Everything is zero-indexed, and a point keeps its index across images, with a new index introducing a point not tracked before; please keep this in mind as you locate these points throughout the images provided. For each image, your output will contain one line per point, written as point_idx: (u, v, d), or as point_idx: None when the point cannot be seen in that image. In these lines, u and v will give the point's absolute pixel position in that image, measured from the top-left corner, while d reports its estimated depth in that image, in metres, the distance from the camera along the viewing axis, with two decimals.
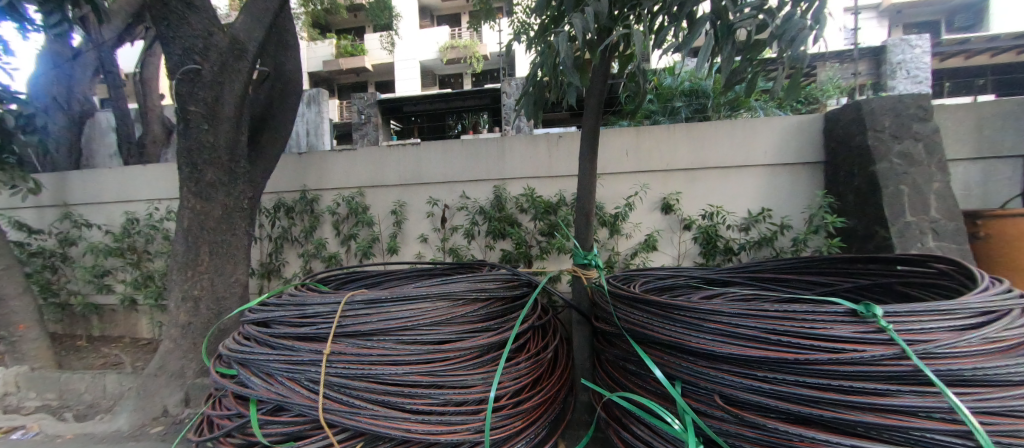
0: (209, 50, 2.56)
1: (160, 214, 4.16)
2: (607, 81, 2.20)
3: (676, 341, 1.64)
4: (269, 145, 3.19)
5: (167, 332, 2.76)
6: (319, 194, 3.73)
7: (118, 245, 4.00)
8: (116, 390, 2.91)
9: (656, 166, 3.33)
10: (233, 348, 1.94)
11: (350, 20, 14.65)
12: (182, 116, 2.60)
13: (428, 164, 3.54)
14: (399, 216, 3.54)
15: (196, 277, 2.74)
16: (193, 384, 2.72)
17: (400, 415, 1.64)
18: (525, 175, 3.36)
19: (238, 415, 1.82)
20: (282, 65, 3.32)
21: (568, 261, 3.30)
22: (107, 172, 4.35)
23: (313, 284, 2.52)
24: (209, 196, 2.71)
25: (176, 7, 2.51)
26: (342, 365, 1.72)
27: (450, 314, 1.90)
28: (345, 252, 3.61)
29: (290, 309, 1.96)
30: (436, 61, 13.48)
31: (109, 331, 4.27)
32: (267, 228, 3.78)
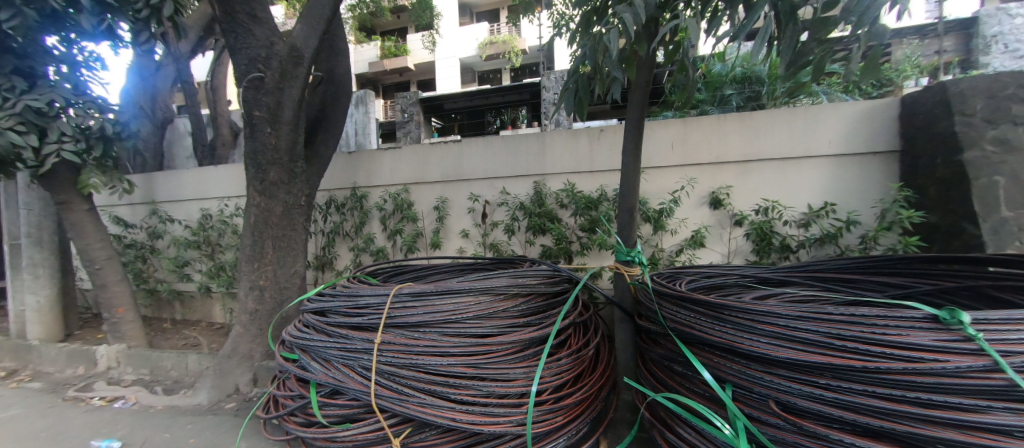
0: (271, 59, 2.76)
1: (229, 211, 4.56)
2: (653, 70, 2.11)
3: (726, 343, 1.57)
4: (323, 146, 3.39)
5: (238, 317, 3.03)
6: (368, 191, 3.92)
7: (197, 238, 4.48)
8: (196, 368, 3.26)
9: (705, 159, 3.17)
10: (295, 334, 2.10)
11: (393, 22, 15.13)
12: (249, 121, 2.83)
13: (470, 160, 3.61)
14: (442, 212, 3.64)
15: (261, 268, 2.99)
16: (260, 366, 2.99)
17: (446, 405, 1.71)
18: (566, 171, 3.32)
19: (300, 396, 1.98)
20: (334, 69, 3.50)
21: (609, 257, 3.23)
22: (186, 173, 4.83)
23: (363, 276, 2.67)
24: (272, 194, 2.93)
25: (243, 20, 2.72)
26: (392, 354, 1.81)
27: (492, 309, 1.94)
28: (391, 247, 3.79)
29: (344, 300, 2.08)
30: (476, 58, 13.62)
31: (189, 316, 4.77)
32: (321, 224, 4.03)
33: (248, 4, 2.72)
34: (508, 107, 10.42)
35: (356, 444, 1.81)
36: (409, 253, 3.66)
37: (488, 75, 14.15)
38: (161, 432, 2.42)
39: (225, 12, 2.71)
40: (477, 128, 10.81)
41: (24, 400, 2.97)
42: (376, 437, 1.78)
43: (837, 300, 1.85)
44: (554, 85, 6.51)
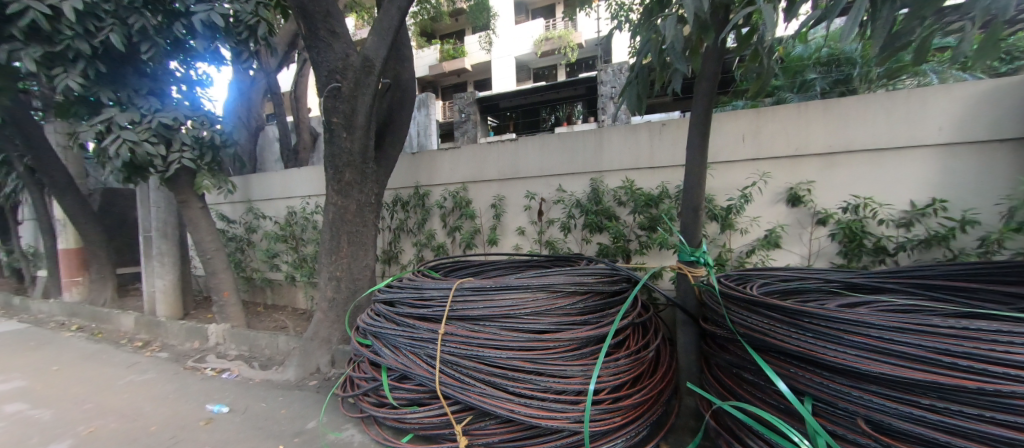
0: (347, 70, 3.01)
1: (310, 208, 5.05)
2: (723, 58, 1.96)
3: (802, 351, 1.46)
4: (391, 148, 3.63)
5: (319, 304, 3.36)
6: (430, 189, 4.13)
7: (284, 233, 5.03)
8: (285, 348, 3.67)
9: (781, 152, 2.93)
10: (369, 322, 2.30)
11: (451, 25, 15.61)
12: (328, 127, 3.11)
13: (527, 158, 3.65)
14: (499, 210, 3.74)
15: (338, 261, 3.28)
16: (337, 349, 3.29)
17: (505, 397, 1.79)
18: (624, 167, 3.24)
19: (373, 379, 2.17)
20: (400, 75, 3.73)
21: (671, 257, 3.11)
22: (275, 174, 5.42)
23: (426, 270, 2.84)
24: (347, 193, 3.21)
25: (323, 35, 2.98)
26: (455, 345, 1.92)
27: (548, 305, 1.96)
28: (451, 243, 3.96)
29: (411, 291, 2.22)
30: (531, 55, 13.64)
31: (278, 301, 5.37)
32: (388, 220, 4.33)
33: (328, 21, 2.97)
34: (564, 103, 10.31)
35: (423, 426, 1.95)
36: (467, 249, 3.82)
37: (543, 71, 14.09)
38: (259, 401, 2.77)
39: (308, 30, 3.00)
40: (532, 126, 10.83)
41: (156, 367, 3.55)
42: (441, 421, 1.90)
43: (944, 311, 1.62)
44: (611, 79, 6.30)
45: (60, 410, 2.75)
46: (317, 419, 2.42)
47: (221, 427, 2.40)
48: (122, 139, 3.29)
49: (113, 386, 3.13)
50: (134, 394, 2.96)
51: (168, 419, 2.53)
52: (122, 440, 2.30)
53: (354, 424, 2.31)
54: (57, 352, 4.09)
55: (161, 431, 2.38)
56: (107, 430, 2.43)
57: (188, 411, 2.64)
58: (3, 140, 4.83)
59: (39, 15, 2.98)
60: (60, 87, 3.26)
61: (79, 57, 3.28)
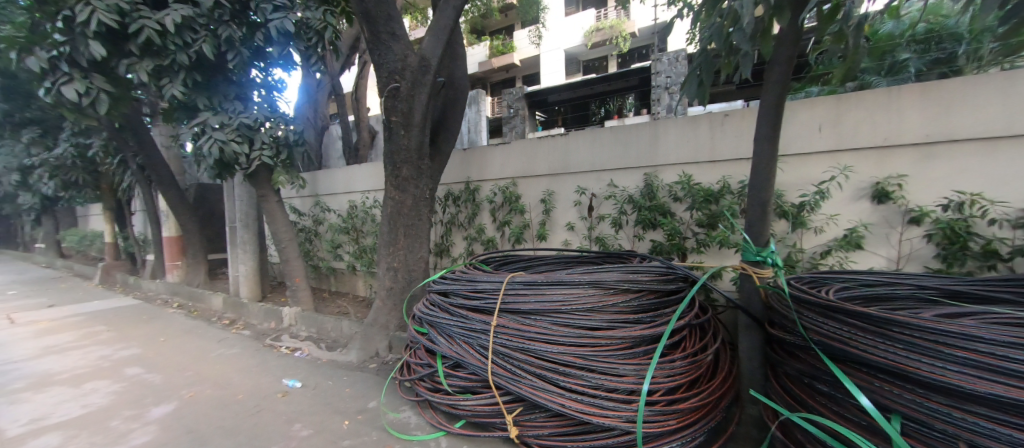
0: (405, 70, 3.15)
1: (370, 202, 5.35)
2: (800, 40, 1.79)
3: (888, 363, 1.33)
4: (444, 144, 3.75)
5: (378, 293, 3.57)
6: (480, 184, 4.21)
7: (347, 225, 5.39)
8: (348, 331, 3.95)
9: (865, 143, 2.63)
10: (424, 311, 2.41)
11: (501, 20, 15.63)
12: (387, 125, 3.27)
13: (577, 153, 3.59)
14: (548, 205, 3.73)
15: (395, 252, 3.46)
16: (394, 335, 3.48)
17: (556, 391, 1.81)
18: (681, 161, 3.08)
19: (428, 365, 2.27)
20: (454, 73, 3.81)
21: (732, 256, 2.92)
22: (339, 171, 5.79)
23: (478, 264, 2.91)
24: (404, 188, 3.36)
25: (384, 38, 3.13)
26: (506, 337, 1.97)
27: (600, 302, 1.94)
28: (500, 237, 4.02)
29: (464, 283, 2.29)
30: (581, 47, 13.33)
31: (341, 288, 5.77)
32: (441, 214, 4.48)
33: (389, 24, 3.12)
34: (615, 95, 9.93)
35: (475, 414, 2.01)
36: (516, 243, 3.86)
37: (594, 63, 13.72)
38: (326, 379, 3.01)
39: (370, 33, 3.15)
40: (582, 120, 10.58)
41: (240, 343, 3.98)
42: (492, 410, 1.95)
43: None
44: (667, 69, 5.67)
45: (166, 375, 3.18)
46: (377, 399, 2.59)
47: (295, 400, 2.64)
48: (213, 139, 3.70)
49: (207, 358, 3.56)
50: (224, 366, 3.35)
51: (252, 389, 2.84)
52: (215, 405, 2.61)
53: (410, 406, 2.44)
54: (163, 325, 4.72)
55: (246, 400, 2.67)
56: (204, 395, 2.77)
57: (268, 384, 2.94)
58: (121, 142, 5.62)
59: (149, 32, 3.42)
60: (167, 96, 3.73)
61: (178, 68, 3.71)
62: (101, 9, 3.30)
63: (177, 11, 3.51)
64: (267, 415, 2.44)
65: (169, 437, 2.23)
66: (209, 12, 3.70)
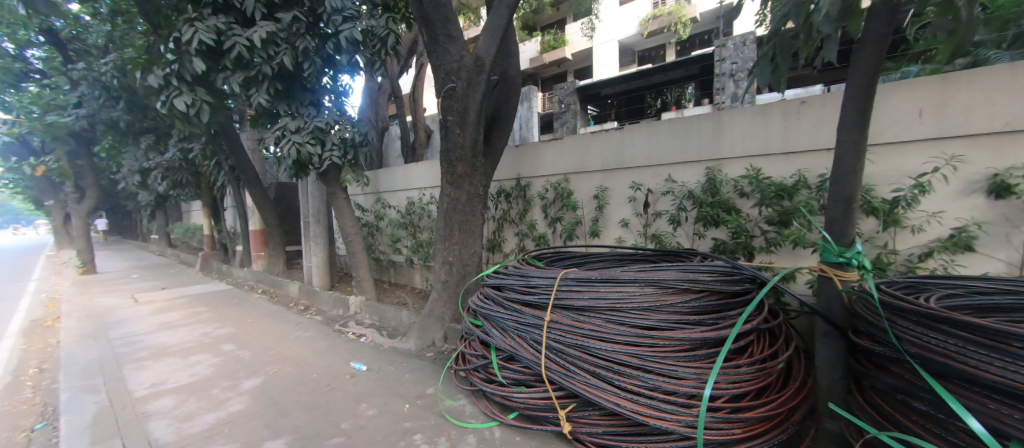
0: (461, 70, 3.24)
1: (426, 199, 5.57)
2: (897, 14, 1.58)
3: (1007, 384, 1.15)
4: (498, 141, 3.80)
5: (434, 285, 3.72)
6: (532, 181, 4.22)
7: (406, 221, 5.68)
8: (407, 321, 4.17)
9: (980, 129, 2.27)
10: (479, 304, 2.48)
11: (553, 14, 15.45)
12: (444, 124, 3.38)
13: (632, 147, 3.46)
14: (601, 201, 3.65)
15: (451, 247, 3.58)
16: (450, 327, 3.62)
17: (610, 389, 1.78)
18: (749, 154, 2.87)
19: (483, 356, 2.34)
20: (507, 70, 3.84)
21: (809, 257, 2.67)
22: (397, 169, 6.08)
23: (530, 259, 2.93)
24: (459, 185, 3.47)
25: (441, 40, 3.25)
26: (560, 333, 1.98)
27: (658, 302, 1.87)
28: (552, 234, 4.01)
29: (517, 278, 2.32)
30: (636, 37, 12.82)
31: (400, 280, 6.10)
32: (493, 211, 4.57)
33: (446, 26, 3.22)
34: (673, 85, 9.42)
35: (528, 407, 2.05)
36: (568, 240, 3.83)
37: (650, 53, 13.14)
38: (388, 364, 3.21)
39: (429, 36, 3.27)
40: (637, 113, 10.18)
41: (314, 327, 4.36)
42: (546, 404, 1.97)
43: None
44: (733, 54, 5.21)
45: (254, 353, 3.57)
46: (435, 386, 2.71)
47: (361, 382, 2.85)
48: (292, 142, 4.07)
49: (287, 339, 3.95)
50: (301, 347, 3.69)
51: (325, 370, 3.10)
52: (294, 382, 2.89)
53: (466, 394, 2.53)
54: (250, 308, 5.30)
55: (319, 379, 2.92)
56: (285, 372, 3.08)
57: (338, 366, 3.20)
58: (216, 146, 6.35)
59: (240, 48, 3.83)
60: (254, 104, 4.16)
61: (263, 78, 4.11)
62: (203, 30, 3.76)
63: (262, 27, 3.90)
64: (338, 394, 2.65)
65: (257, 407, 2.50)
66: (287, 26, 4.07)
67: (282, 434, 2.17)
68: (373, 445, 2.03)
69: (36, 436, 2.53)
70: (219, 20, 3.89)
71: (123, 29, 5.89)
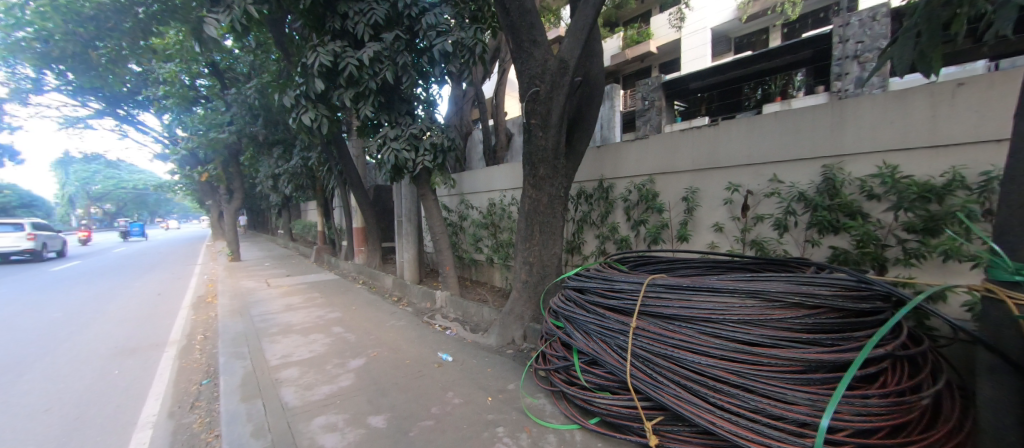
0: (545, 73, 3.28)
1: (507, 200, 5.71)
2: None
3: None
4: (580, 142, 3.75)
5: (515, 284, 3.80)
6: (614, 182, 4.08)
7: (488, 221, 5.90)
8: (487, 317, 4.33)
9: None
10: (561, 305, 2.49)
11: (637, 7, 14.72)
12: (527, 128, 3.45)
13: (729, 145, 3.17)
14: (691, 203, 3.40)
15: (531, 248, 3.62)
16: (529, 326, 3.67)
17: (704, 406, 1.67)
18: (880, 149, 2.44)
19: (564, 358, 2.34)
20: (590, 71, 3.75)
21: (968, 273, 2.18)
22: (479, 172, 6.29)
23: (612, 263, 2.85)
24: (540, 187, 3.49)
25: (526, 46, 3.32)
26: (647, 340, 1.91)
27: (761, 314, 1.70)
28: (635, 237, 3.84)
29: (601, 282, 2.29)
30: (734, 22, 11.81)
31: (480, 277, 6.37)
32: (573, 212, 4.53)
33: (531, 32, 3.28)
34: (778, 73, 8.41)
35: (611, 415, 1.99)
36: (654, 244, 3.63)
37: (749, 39, 12.00)
38: (471, 357, 3.37)
39: (514, 42, 3.36)
40: (732, 106, 9.28)
41: (405, 317, 4.75)
42: (631, 413, 1.91)
43: None
44: (858, 32, 4.49)
45: (357, 336, 4.00)
46: (515, 383, 2.78)
47: (448, 372, 3.03)
48: (391, 149, 4.49)
49: (383, 327, 4.36)
50: (395, 335, 4.05)
51: (416, 357, 3.36)
52: (390, 365, 3.18)
53: (546, 394, 2.54)
54: (353, 297, 5.96)
55: (411, 365, 3.17)
56: (383, 356, 3.41)
57: (427, 355, 3.44)
58: (330, 153, 7.27)
59: (352, 67, 4.34)
60: (360, 116, 4.67)
61: (369, 93, 4.58)
62: (324, 55, 4.34)
63: (370, 48, 4.37)
64: (428, 381, 2.86)
65: (361, 385, 2.81)
66: (390, 45, 4.50)
67: (382, 411, 2.40)
68: (459, 431, 2.15)
69: (203, 390, 3.15)
70: (336, 45, 4.45)
71: (263, 58, 7.04)
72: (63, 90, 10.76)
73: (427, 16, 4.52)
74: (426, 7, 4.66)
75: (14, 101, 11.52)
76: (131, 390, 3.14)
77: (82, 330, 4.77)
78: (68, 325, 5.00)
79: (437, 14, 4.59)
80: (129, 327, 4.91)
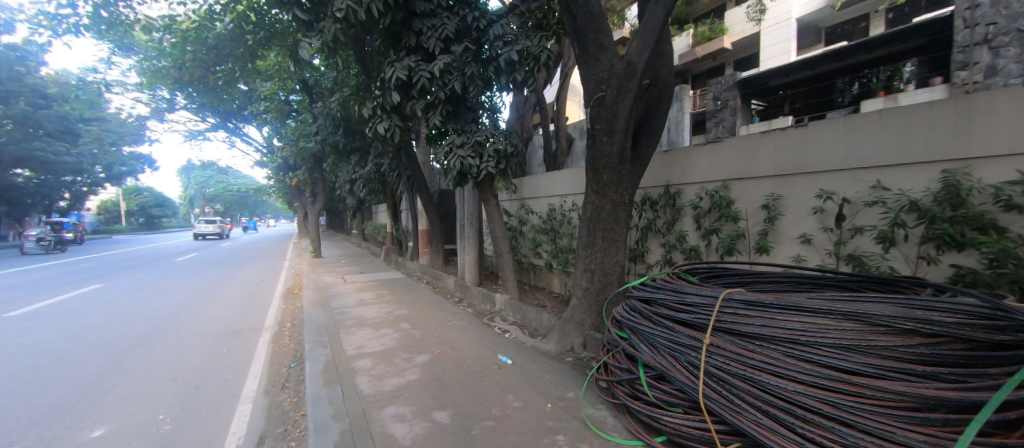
0: (611, 78, 3.22)
1: (567, 206, 5.63)
2: None
3: None
4: (646, 148, 3.60)
5: (575, 291, 3.74)
6: (682, 188, 3.85)
7: (548, 226, 5.88)
8: (546, 323, 4.31)
9: None
10: (625, 316, 2.42)
11: (710, 2, 13.85)
12: (591, 133, 3.39)
13: (820, 148, 2.85)
14: (773, 212, 3.10)
15: (593, 255, 3.54)
16: (589, 334, 3.59)
17: (790, 437, 1.52)
18: (1023, 151, 2.04)
19: (628, 370, 2.25)
20: (658, 72, 3.57)
21: None
22: (540, 177, 6.29)
23: (681, 274, 2.70)
24: (604, 193, 3.41)
25: (593, 51, 3.28)
26: (723, 359, 1.79)
27: (862, 339, 1.51)
28: (706, 247, 3.60)
29: (670, 294, 2.18)
30: (826, 10, 10.75)
31: (539, 282, 6.38)
32: (637, 219, 4.36)
33: (597, 37, 3.24)
34: (880, 65, 7.33)
35: (680, 435, 1.89)
36: (727, 255, 3.38)
37: (844, 29, 10.80)
38: (531, 362, 3.38)
39: (580, 48, 3.34)
40: (822, 105, 8.23)
41: (466, 318, 4.90)
42: (703, 436, 1.80)
43: None
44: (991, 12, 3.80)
45: (421, 333, 4.20)
46: (576, 391, 2.73)
47: (508, 374, 3.07)
48: (458, 156, 4.68)
49: (446, 326, 4.53)
50: (456, 334, 4.19)
51: (477, 358, 3.45)
52: (453, 363, 3.30)
53: (608, 406, 2.47)
54: (418, 295, 6.28)
55: (472, 365, 3.26)
56: (446, 354, 3.54)
57: (488, 356, 3.52)
58: (400, 159, 7.74)
59: (424, 80, 4.61)
60: (430, 125, 4.92)
61: (438, 103, 4.81)
62: (399, 69, 4.67)
63: (441, 60, 4.60)
64: (488, 382, 2.92)
65: (426, 380, 2.94)
66: (459, 57, 4.69)
67: (446, 407, 2.50)
68: (520, 435, 2.16)
69: (291, 372, 3.50)
70: (410, 59, 4.76)
71: (345, 73, 7.73)
72: (188, 107, 12.69)
73: (494, 28, 4.67)
74: (493, 18, 4.82)
75: (154, 118, 13.84)
76: (236, 368, 3.59)
77: (198, 313, 5.54)
78: (187, 308, 5.82)
79: (503, 24, 4.74)
80: (233, 312, 5.62)
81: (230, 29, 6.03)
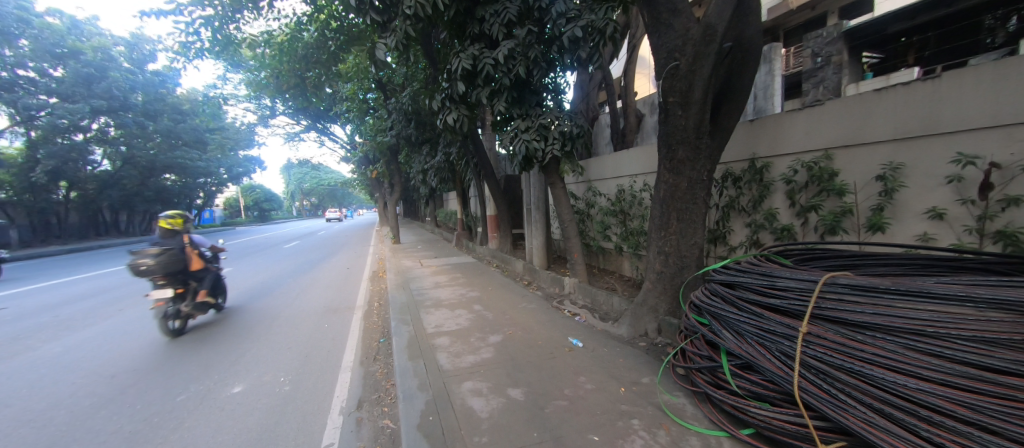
0: (686, 45, 2.95)
1: (637, 186, 5.37)
2: None
3: None
4: (728, 118, 3.26)
5: (647, 274, 3.59)
6: (772, 161, 3.46)
7: (617, 208, 5.68)
8: (618, 307, 4.21)
9: None
10: (705, 300, 2.28)
11: None
12: (664, 107, 3.16)
13: (955, 104, 2.37)
14: (889, 183, 2.66)
15: (667, 237, 3.35)
16: (664, 319, 3.44)
17: (912, 440, 1.33)
18: None
19: (709, 358, 2.13)
20: (741, 33, 3.20)
21: None
22: (607, 158, 6.05)
23: (771, 256, 2.46)
24: (679, 170, 3.19)
25: (664, 18, 3.04)
26: (824, 350, 1.61)
27: (1014, 332, 1.25)
28: (802, 226, 3.22)
29: (758, 278, 2.01)
30: None
31: (609, 266, 6.22)
32: (717, 197, 4.04)
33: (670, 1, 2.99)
34: None
35: (772, 429, 1.74)
36: (829, 235, 2.99)
37: None
38: (603, 346, 3.34)
39: (651, 16, 3.11)
40: (963, 50, 6.72)
41: (536, 301, 4.97)
42: (798, 431, 1.65)
43: None
44: None
45: (493, 315, 4.37)
46: (651, 377, 2.65)
47: (579, 357, 3.07)
48: (523, 140, 4.68)
49: (517, 308, 4.65)
50: (527, 316, 4.29)
51: (548, 340, 3.50)
52: (525, 344, 3.39)
53: (686, 394, 2.37)
54: (489, 278, 6.50)
55: (543, 346, 3.32)
56: (517, 335, 3.65)
57: (558, 338, 3.55)
58: (468, 147, 7.96)
59: (488, 67, 4.66)
60: (495, 111, 4.95)
61: (503, 89, 4.84)
62: (465, 59, 4.78)
63: (505, 46, 4.60)
64: (560, 363, 2.95)
65: (500, 359, 3.06)
66: (523, 40, 4.65)
67: (519, 385, 2.58)
68: (593, 417, 2.16)
69: (381, 346, 3.87)
70: (474, 48, 4.83)
71: (415, 67, 8.07)
72: (286, 112, 14.30)
73: (556, 5, 4.51)
74: None
75: (261, 124, 15.84)
76: (336, 340, 4.06)
77: (303, 293, 6.35)
78: (293, 289, 6.68)
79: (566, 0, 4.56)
80: (331, 292, 6.34)
81: (315, 38, 6.62)
